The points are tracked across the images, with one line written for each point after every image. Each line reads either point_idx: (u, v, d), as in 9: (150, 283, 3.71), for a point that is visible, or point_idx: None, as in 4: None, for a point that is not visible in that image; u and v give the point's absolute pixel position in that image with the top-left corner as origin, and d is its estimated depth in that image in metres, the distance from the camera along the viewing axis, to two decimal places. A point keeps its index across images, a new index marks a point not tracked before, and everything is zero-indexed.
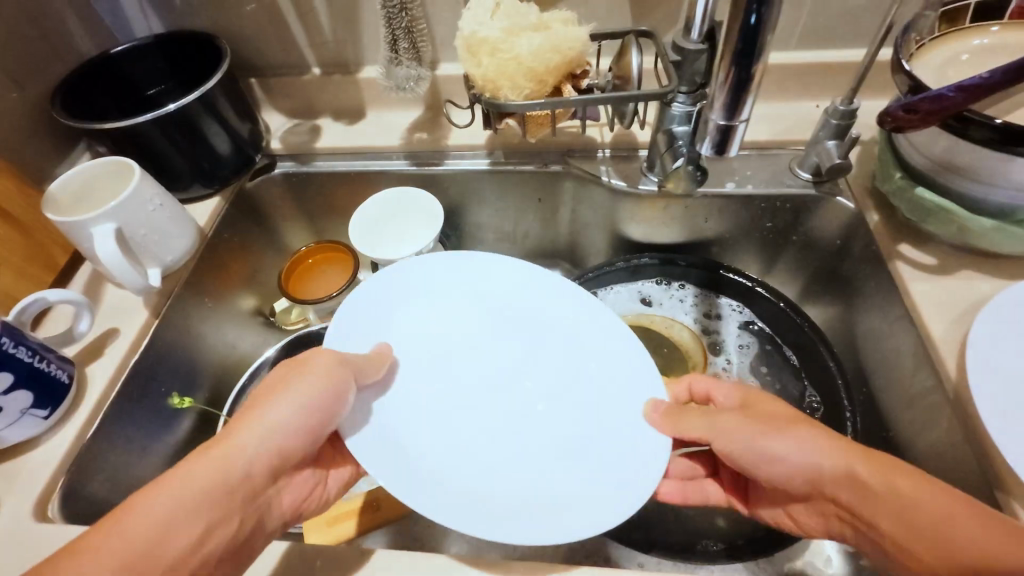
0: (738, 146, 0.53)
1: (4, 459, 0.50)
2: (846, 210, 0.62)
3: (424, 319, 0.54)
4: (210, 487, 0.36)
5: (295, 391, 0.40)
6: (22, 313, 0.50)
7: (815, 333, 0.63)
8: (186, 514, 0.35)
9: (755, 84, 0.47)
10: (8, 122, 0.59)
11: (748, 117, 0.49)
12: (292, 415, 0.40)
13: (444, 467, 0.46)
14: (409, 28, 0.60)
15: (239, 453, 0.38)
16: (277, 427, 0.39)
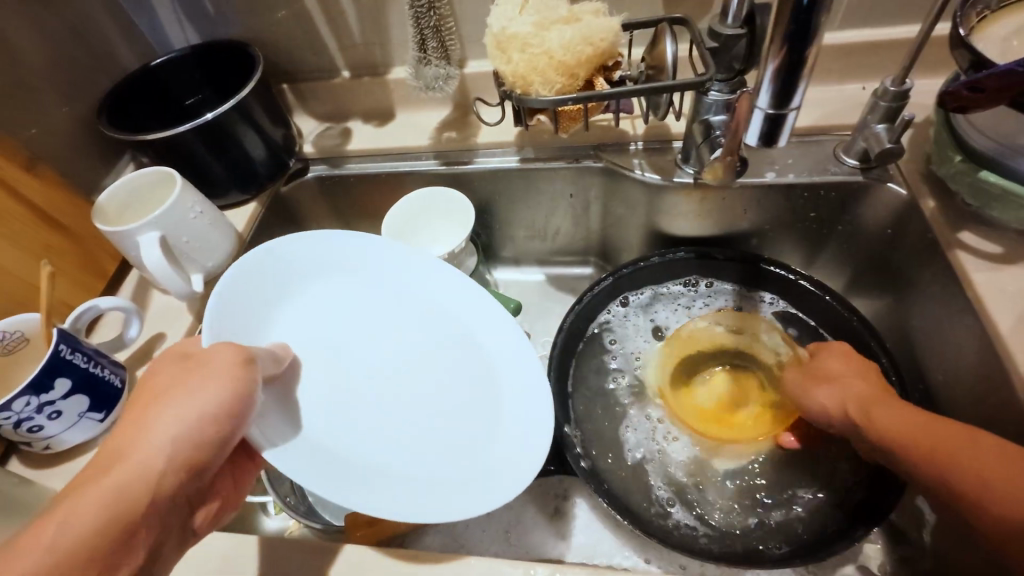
0: (788, 133, 0.50)
1: (65, 460, 0.52)
2: (897, 196, 0.59)
3: (307, 306, 0.53)
4: (100, 521, 0.31)
5: (191, 400, 0.36)
6: (76, 320, 0.53)
7: (864, 327, 0.61)
8: (74, 556, 0.30)
9: (809, 70, 0.44)
10: (59, 136, 0.62)
11: (800, 103, 0.47)
12: (186, 428, 0.35)
13: (343, 456, 0.48)
14: (437, 26, 0.60)
15: (131, 477, 0.33)
16: (173, 444, 0.35)
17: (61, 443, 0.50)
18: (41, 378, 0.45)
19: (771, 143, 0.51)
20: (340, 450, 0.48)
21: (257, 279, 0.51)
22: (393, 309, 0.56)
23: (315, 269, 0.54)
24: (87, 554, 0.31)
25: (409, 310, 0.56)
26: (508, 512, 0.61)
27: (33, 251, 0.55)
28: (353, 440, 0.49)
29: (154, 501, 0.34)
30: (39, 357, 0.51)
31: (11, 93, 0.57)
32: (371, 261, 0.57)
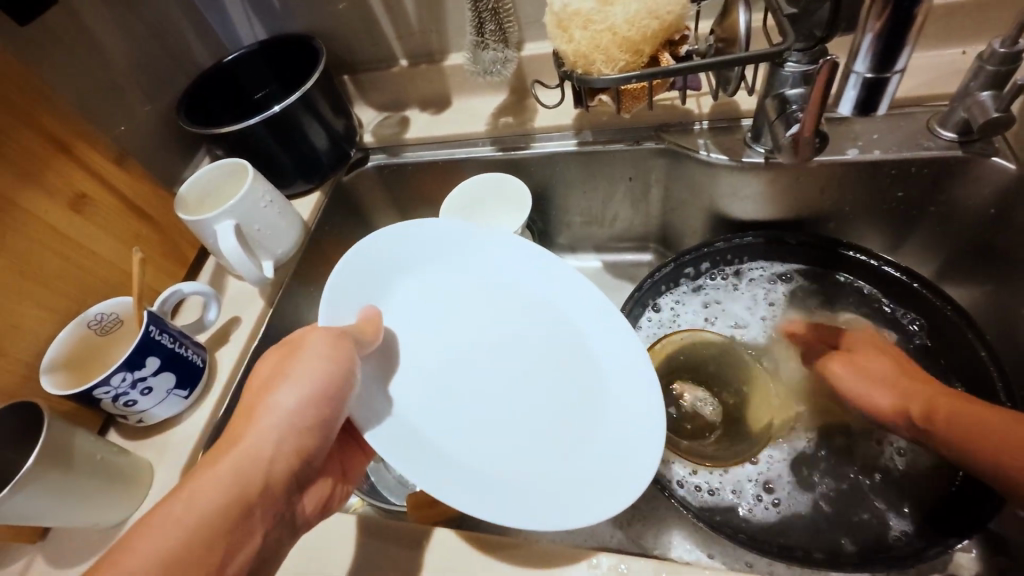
0: (889, 101, 0.45)
1: (155, 433, 0.56)
2: (1004, 172, 0.54)
3: (398, 303, 0.54)
4: (221, 501, 0.35)
5: (294, 383, 0.40)
6: (163, 303, 0.56)
7: (961, 317, 0.55)
8: (197, 532, 0.34)
9: (916, 30, 0.40)
10: (144, 132, 0.66)
11: (905, 65, 0.42)
12: (294, 409, 0.39)
13: (430, 446, 0.47)
14: (495, 9, 0.59)
15: (243, 461, 0.37)
16: (275, 429, 0.38)
17: (152, 417, 0.54)
18: (134, 356, 0.49)
19: (871, 112, 0.47)
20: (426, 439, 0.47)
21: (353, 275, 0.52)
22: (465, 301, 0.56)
23: (405, 269, 0.56)
24: (210, 531, 0.34)
25: (488, 297, 0.56)
26: None
27: (125, 239, 0.59)
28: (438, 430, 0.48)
29: (265, 485, 0.37)
30: (130, 338, 0.56)
31: (102, 92, 0.62)
32: (452, 251, 0.57)
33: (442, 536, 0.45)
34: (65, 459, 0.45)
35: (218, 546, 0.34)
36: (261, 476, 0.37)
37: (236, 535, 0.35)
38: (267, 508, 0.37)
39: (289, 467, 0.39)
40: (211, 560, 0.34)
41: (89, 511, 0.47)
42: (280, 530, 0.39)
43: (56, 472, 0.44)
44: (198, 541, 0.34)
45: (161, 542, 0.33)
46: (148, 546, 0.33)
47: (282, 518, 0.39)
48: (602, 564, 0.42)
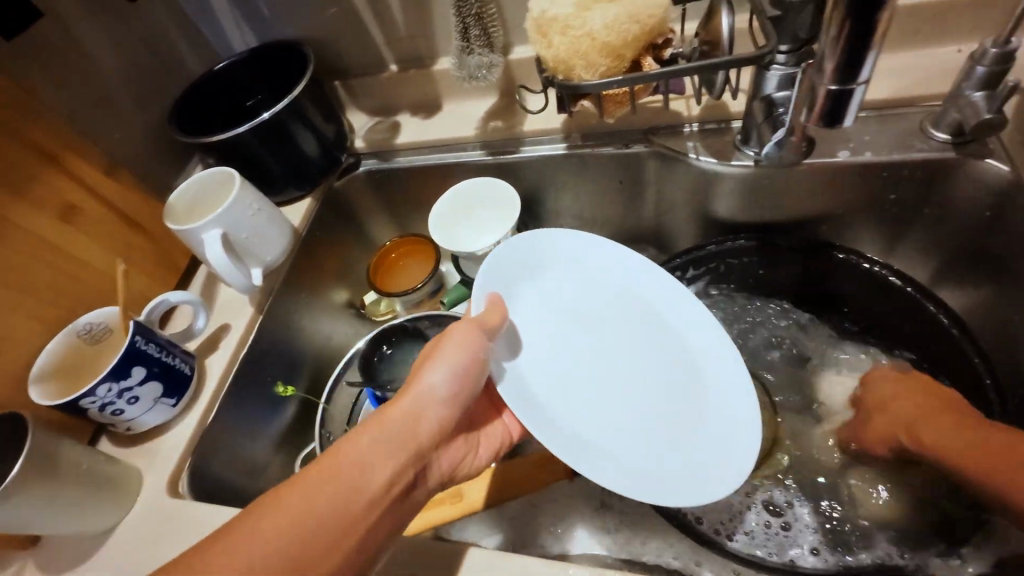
0: (856, 111, 0.45)
1: (144, 441, 0.57)
2: (998, 174, 0.52)
3: (533, 298, 0.56)
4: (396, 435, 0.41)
5: (447, 358, 0.44)
6: (151, 313, 0.57)
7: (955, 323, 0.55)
8: (380, 455, 0.40)
9: (879, 40, 0.39)
10: (135, 142, 0.67)
11: (869, 76, 0.42)
12: (446, 385, 0.44)
13: (567, 431, 0.50)
14: (479, 14, 0.58)
15: (408, 410, 0.43)
16: (433, 392, 0.44)
17: (140, 425, 0.55)
18: (120, 366, 0.50)
19: (838, 121, 0.46)
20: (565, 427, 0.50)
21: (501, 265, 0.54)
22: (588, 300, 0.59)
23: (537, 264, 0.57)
24: (388, 457, 0.41)
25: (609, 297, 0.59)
26: (555, 504, 0.61)
27: (115, 248, 0.60)
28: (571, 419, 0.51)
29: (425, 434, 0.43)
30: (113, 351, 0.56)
31: (93, 103, 0.62)
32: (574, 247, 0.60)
33: (420, 545, 0.46)
34: (51, 467, 0.46)
35: (367, 495, 0.39)
36: (410, 440, 0.42)
37: (397, 474, 0.41)
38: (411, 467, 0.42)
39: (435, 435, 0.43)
40: (385, 483, 0.40)
41: (78, 518, 0.48)
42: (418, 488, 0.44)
43: (41, 481, 0.45)
44: (349, 490, 0.38)
45: (319, 487, 0.38)
46: (305, 487, 0.38)
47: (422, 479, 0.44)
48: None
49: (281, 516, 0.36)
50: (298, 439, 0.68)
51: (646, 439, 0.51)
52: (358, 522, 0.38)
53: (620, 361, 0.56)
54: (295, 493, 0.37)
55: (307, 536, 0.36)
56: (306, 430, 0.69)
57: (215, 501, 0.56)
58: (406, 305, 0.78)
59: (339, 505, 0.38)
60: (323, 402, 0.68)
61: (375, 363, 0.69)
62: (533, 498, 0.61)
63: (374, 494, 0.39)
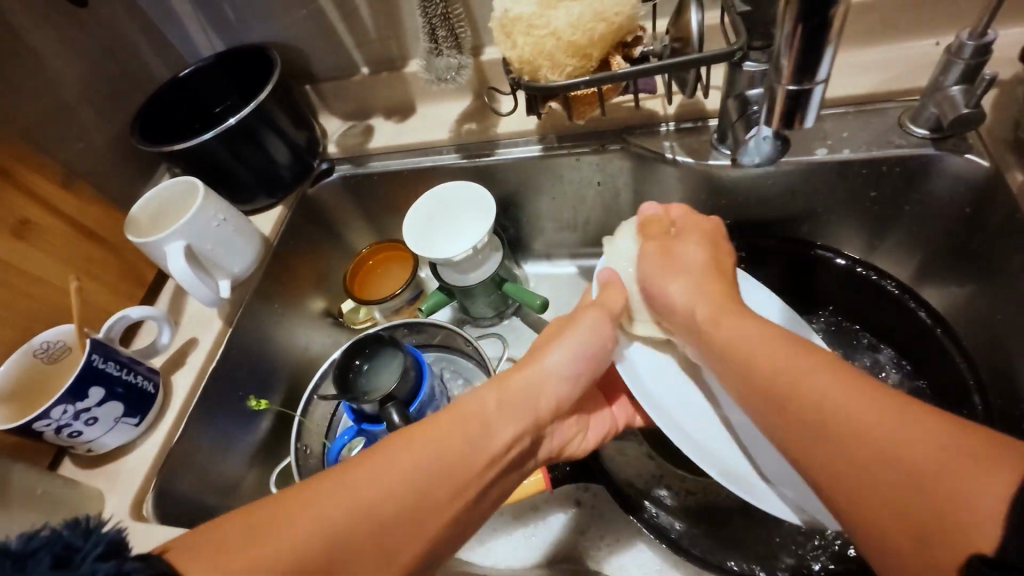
0: (816, 110, 0.43)
1: (106, 461, 0.55)
2: (978, 169, 0.51)
3: None
4: (513, 404, 0.45)
5: (570, 341, 0.49)
6: (110, 330, 0.55)
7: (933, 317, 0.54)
8: (500, 416, 0.43)
9: (836, 34, 0.37)
10: (97, 152, 0.65)
11: (826, 75, 0.40)
12: (568, 365, 0.48)
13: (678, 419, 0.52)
14: (446, 14, 0.57)
15: (528, 382, 0.46)
16: (552, 370, 0.47)
17: (101, 446, 0.53)
18: (76, 386, 0.48)
19: (800, 122, 0.44)
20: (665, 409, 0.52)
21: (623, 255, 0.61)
22: None
23: None
24: (505, 419, 0.44)
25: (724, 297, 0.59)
26: (535, 515, 0.59)
27: (73, 264, 0.58)
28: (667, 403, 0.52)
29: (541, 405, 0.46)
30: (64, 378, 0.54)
31: (51, 114, 0.61)
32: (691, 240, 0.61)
33: None
34: None
35: (488, 456, 0.41)
36: (526, 412, 0.45)
37: (514, 439, 0.43)
38: (527, 437, 0.45)
39: (550, 410, 0.47)
40: (505, 445, 0.43)
41: None
42: (529, 459, 0.46)
43: None
44: (470, 450, 0.41)
45: (446, 441, 0.40)
46: (429, 440, 0.40)
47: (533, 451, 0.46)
48: None
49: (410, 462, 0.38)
50: (273, 454, 0.66)
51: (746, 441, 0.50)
52: (477, 480, 0.40)
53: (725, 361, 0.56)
54: (420, 444, 0.40)
55: (432, 481, 0.38)
56: (282, 444, 0.68)
57: (182, 522, 0.55)
58: (384, 313, 0.76)
59: (463, 456, 0.40)
60: (298, 415, 0.66)
61: (350, 376, 0.64)
62: (514, 508, 0.60)
63: (495, 457, 0.42)
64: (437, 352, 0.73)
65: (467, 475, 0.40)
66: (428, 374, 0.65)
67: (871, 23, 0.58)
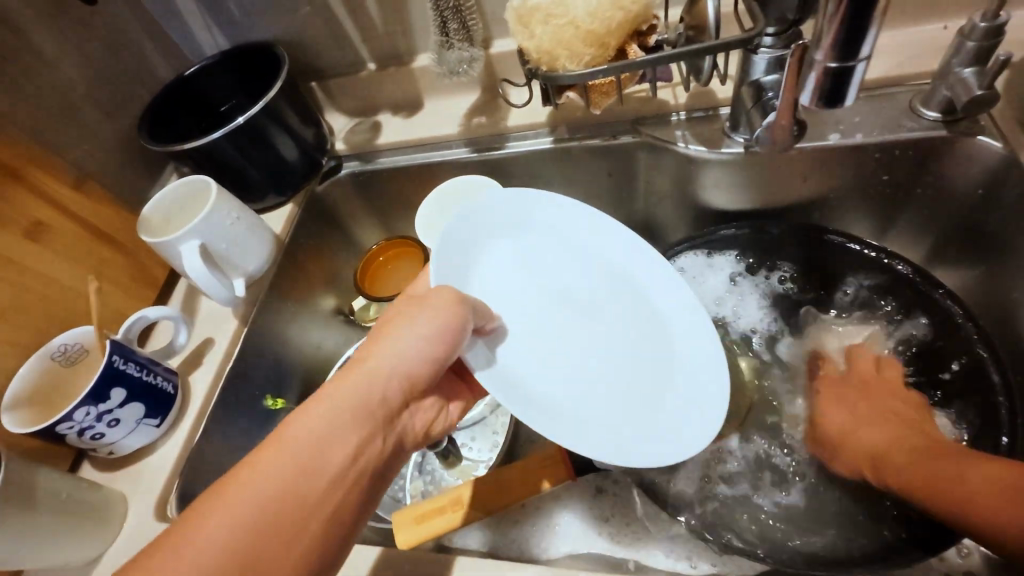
0: (856, 90, 0.43)
1: (127, 463, 0.55)
2: (991, 150, 0.52)
3: (494, 268, 0.50)
4: (356, 407, 0.37)
5: (418, 324, 0.39)
6: (129, 331, 0.55)
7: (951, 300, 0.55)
8: (340, 424, 0.36)
9: (879, 13, 0.37)
10: (106, 153, 0.64)
11: (870, 52, 0.40)
12: (415, 350, 0.39)
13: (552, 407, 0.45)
14: (458, 7, 0.57)
15: (373, 378, 0.38)
16: (398, 358, 0.39)
17: (123, 448, 0.53)
18: (99, 388, 0.48)
19: (836, 103, 0.44)
20: (575, 410, 0.46)
21: (454, 243, 0.48)
22: (554, 262, 0.54)
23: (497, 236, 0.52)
24: (352, 425, 0.36)
25: (568, 253, 0.55)
26: (554, 503, 0.59)
27: (86, 265, 0.58)
28: (573, 402, 0.46)
29: (388, 400, 0.38)
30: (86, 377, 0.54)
31: (59, 115, 0.60)
32: (504, 217, 0.53)
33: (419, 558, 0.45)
34: (29, 497, 0.44)
35: (324, 482, 0.34)
36: (370, 411, 0.37)
37: (364, 442, 0.36)
38: (376, 442, 0.37)
39: (398, 399, 0.39)
40: (350, 455, 0.35)
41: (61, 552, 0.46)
42: (390, 464, 0.39)
43: (19, 512, 0.43)
44: (304, 477, 0.33)
45: (259, 487, 0.32)
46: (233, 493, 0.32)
47: (393, 453, 0.39)
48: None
49: (209, 530, 0.30)
50: None
51: (652, 399, 0.48)
52: (319, 511, 0.33)
53: (598, 314, 0.53)
54: (222, 504, 0.31)
55: (246, 542, 0.30)
56: None
57: None
58: None
59: (299, 489, 0.33)
60: None
61: None
62: (533, 499, 0.60)
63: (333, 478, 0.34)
64: None
65: (302, 506, 0.33)
66: None
67: None
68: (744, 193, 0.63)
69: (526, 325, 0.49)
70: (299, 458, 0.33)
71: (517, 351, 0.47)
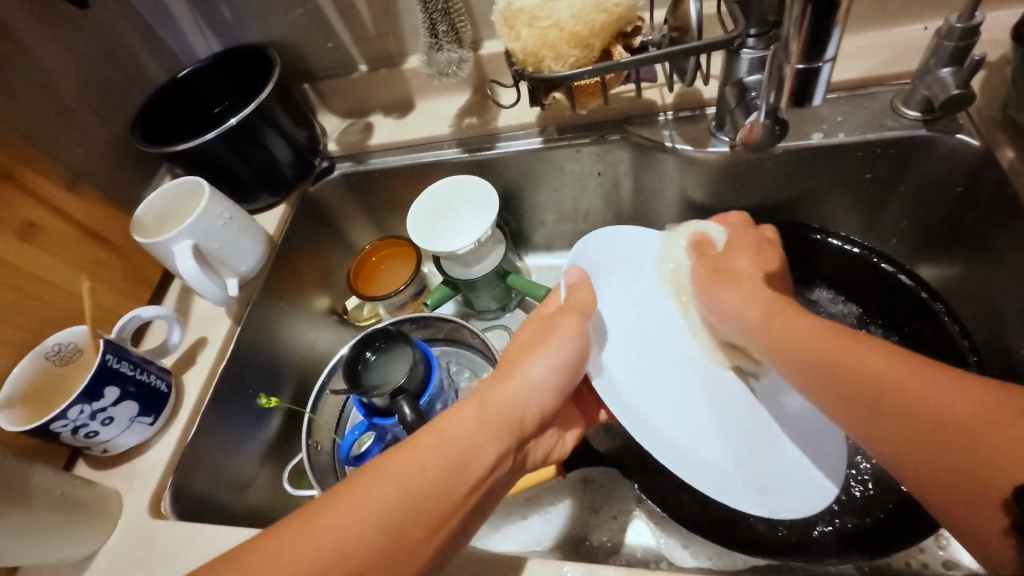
0: (823, 90, 0.44)
1: (122, 461, 0.56)
2: (968, 148, 0.53)
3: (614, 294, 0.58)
4: (502, 416, 0.43)
5: (552, 348, 0.48)
6: (122, 331, 0.56)
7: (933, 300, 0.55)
8: (490, 427, 0.41)
9: (843, 14, 0.38)
10: (98, 154, 0.65)
11: (835, 55, 0.41)
12: (549, 372, 0.46)
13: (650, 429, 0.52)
14: (446, 9, 0.57)
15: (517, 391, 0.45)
16: (537, 380, 0.46)
17: (116, 447, 0.54)
18: (92, 386, 0.49)
19: (806, 101, 0.45)
20: (644, 416, 0.52)
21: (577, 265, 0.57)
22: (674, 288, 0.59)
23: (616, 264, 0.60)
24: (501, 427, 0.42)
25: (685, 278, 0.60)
26: (546, 497, 0.60)
27: (81, 266, 0.58)
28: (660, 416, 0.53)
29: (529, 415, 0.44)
30: (81, 376, 0.54)
31: (52, 118, 0.61)
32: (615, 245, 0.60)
33: None
34: (23, 493, 0.44)
35: (477, 473, 0.39)
36: (513, 423, 0.43)
37: (506, 450, 0.42)
38: (507, 459, 0.42)
39: (535, 420, 0.45)
40: (496, 455, 0.41)
41: (56, 549, 0.47)
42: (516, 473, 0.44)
43: (12, 509, 0.43)
44: (460, 466, 0.38)
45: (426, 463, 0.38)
46: (399, 463, 0.37)
47: (520, 464, 0.44)
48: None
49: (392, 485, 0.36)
50: (283, 451, 0.66)
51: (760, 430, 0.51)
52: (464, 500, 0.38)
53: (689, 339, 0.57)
54: (391, 468, 0.37)
55: (401, 512, 0.35)
56: (292, 442, 0.68)
57: (199, 518, 0.55)
58: (389, 309, 0.76)
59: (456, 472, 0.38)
60: (308, 412, 0.66)
61: (360, 371, 0.65)
62: (526, 492, 0.60)
63: (484, 470, 0.40)
64: (442, 347, 0.73)
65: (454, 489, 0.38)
66: (436, 367, 0.66)
67: (863, 9, 0.59)
68: (729, 191, 0.64)
69: (622, 339, 0.56)
70: (458, 448, 0.39)
71: (615, 360, 0.54)
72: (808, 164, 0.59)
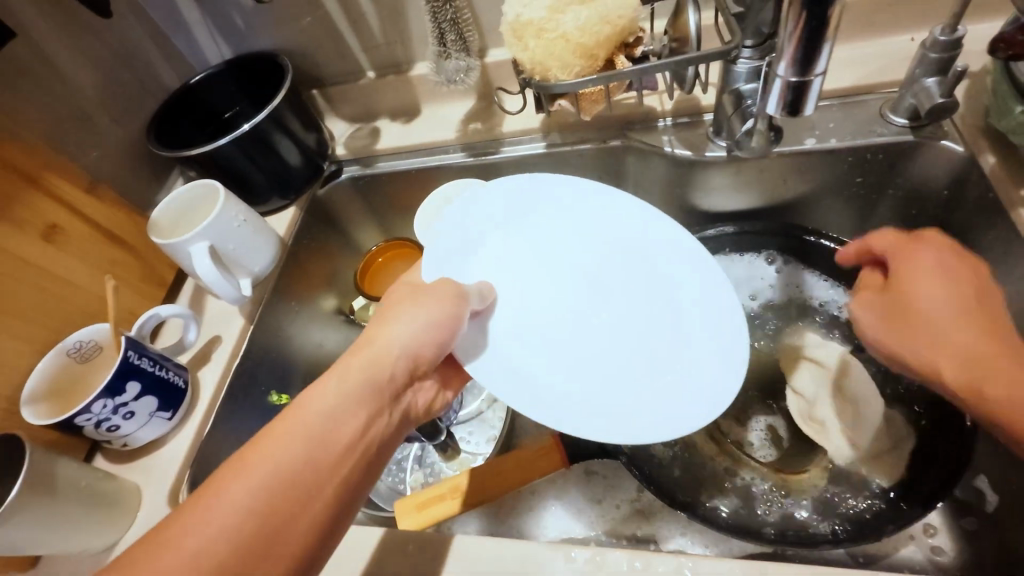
0: (814, 101, 0.46)
1: (139, 456, 0.57)
2: (953, 154, 0.55)
3: (494, 253, 0.54)
4: (362, 385, 0.40)
5: (409, 315, 0.44)
6: (141, 328, 0.58)
7: None
8: (349, 400, 0.39)
9: (832, 31, 0.40)
10: (114, 157, 0.67)
11: (825, 68, 0.43)
12: (408, 334, 0.43)
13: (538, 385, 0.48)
14: (454, 18, 0.60)
15: (378, 356, 0.42)
16: (394, 343, 0.43)
17: (136, 440, 0.56)
18: (115, 382, 0.51)
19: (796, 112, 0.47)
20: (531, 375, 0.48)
21: (443, 261, 0.52)
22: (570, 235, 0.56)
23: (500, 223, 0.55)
24: (359, 395, 0.40)
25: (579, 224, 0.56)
26: (552, 488, 0.62)
27: (100, 266, 0.60)
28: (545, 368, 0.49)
29: (393, 377, 0.42)
30: (104, 369, 0.56)
31: (72, 122, 0.62)
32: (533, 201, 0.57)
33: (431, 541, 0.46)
34: (49, 485, 0.46)
35: (335, 448, 0.37)
36: (375, 389, 0.41)
37: (369, 417, 0.40)
38: (380, 418, 0.41)
39: (399, 379, 0.42)
40: (359, 427, 0.39)
41: (79, 539, 0.48)
42: (395, 435, 0.42)
43: (41, 500, 0.45)
44: (315, 444, 0.37)
45: (279, 452, 0.36)
46: (256, 457, 0.35)
47: (398, 426, 0.42)
48: (578, 558, 0.43)
49: (247, 483, 0.34)
50: None
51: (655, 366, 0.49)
52: (327, 479, 0.37)
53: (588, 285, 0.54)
54: (245, 467, 0.35)
55: (257, 502, 0.34)
56: None
57: None
58: None
59: (317, 450, 0.37)
60: None
61: None
62: (532, 485, 0.62)
63: (345, 444, 0.38)
64: None
65: (313, 471, 0.36)
66: None
67: (854, 20, 0.62)
68: (726, 193, 0.67)
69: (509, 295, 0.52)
70: (315, 430, 0.37)
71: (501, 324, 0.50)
72: (802, 168, 0.62)
